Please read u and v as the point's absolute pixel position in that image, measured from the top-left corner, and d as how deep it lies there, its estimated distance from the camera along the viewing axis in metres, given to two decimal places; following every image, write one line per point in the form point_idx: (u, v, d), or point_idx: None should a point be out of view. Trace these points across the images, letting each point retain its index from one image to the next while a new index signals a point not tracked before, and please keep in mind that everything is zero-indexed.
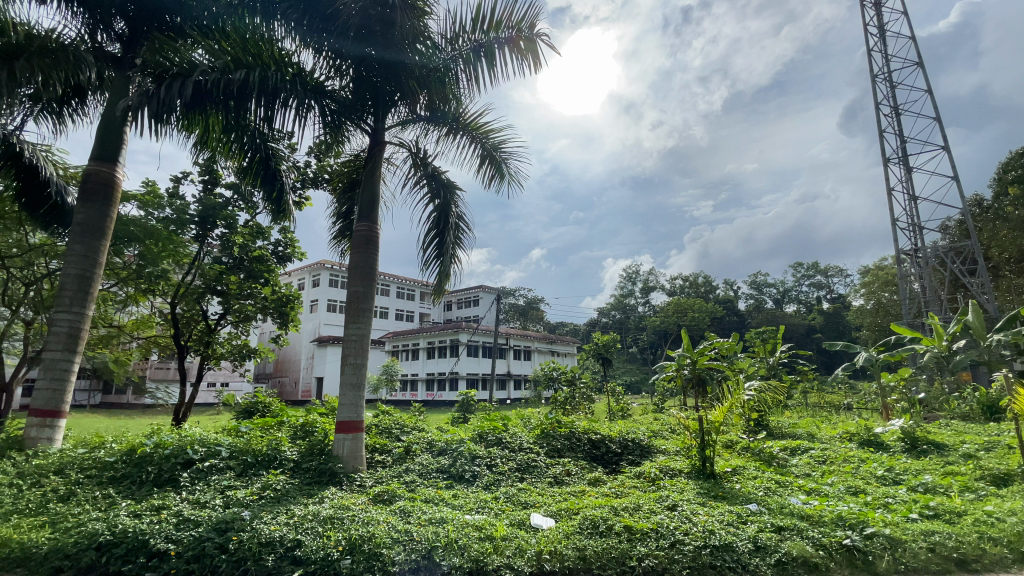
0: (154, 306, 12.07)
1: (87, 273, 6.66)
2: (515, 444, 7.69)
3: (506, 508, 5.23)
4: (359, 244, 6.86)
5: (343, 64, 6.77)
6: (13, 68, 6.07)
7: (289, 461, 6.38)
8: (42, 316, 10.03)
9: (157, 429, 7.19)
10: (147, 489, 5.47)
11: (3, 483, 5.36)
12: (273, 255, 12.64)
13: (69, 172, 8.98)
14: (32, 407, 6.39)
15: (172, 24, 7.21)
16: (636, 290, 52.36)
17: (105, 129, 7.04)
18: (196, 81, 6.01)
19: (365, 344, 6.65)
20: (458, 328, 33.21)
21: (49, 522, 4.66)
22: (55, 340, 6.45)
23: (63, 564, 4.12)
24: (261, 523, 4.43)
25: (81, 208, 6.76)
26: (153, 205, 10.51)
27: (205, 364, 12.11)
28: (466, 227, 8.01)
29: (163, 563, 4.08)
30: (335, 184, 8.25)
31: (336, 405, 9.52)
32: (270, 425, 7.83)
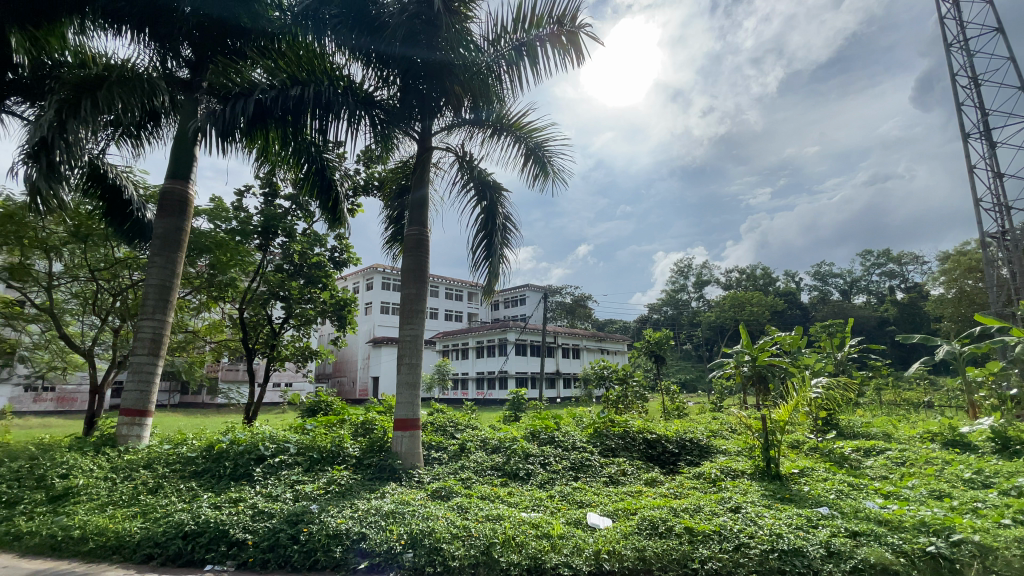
0: (225, 312, 12.89)
1: (166, 283, 7.22)
2: (569, 443, 7.65)
3: (562, 507, 5.21)
4: (410, 247, 7.05)
5: (390, 73, 6.99)
6: (97, 99, 6.65)
7: (351, 457, 6.66)
8: (127, 324, 10.94)
9: (230, 427, 7.69)
10: (226, 482, 5.87)
11: (100, 477, 5.91)
12: (330, 260, 13.23)
13: (147, 191, 9.80)
14: (123, 407, 7.01)
15: (233, 47, 7.75)
16: (689, 285, 50.70)
17: (178, 150, 7.61)
18: (256, 100, 6.39)
19: (420, 345, 6.82)
20: (506, 326, 33.41)
21: (140, 513, 5.09)
22: (141, 346, 7.05)
23: (153, 551, 4.48)
24: (328, 516, 4.65)
25: (160, 224, 7.33)
26: (221, 218, 11.26)
27: (271, 366, 12.79)
28: (513, 226, 8.06)
29: (242, 552, 4.37)
30: (386, 191, 8.52)
31: (393, 404, 9.83)
32: (333, 423, 8.18)
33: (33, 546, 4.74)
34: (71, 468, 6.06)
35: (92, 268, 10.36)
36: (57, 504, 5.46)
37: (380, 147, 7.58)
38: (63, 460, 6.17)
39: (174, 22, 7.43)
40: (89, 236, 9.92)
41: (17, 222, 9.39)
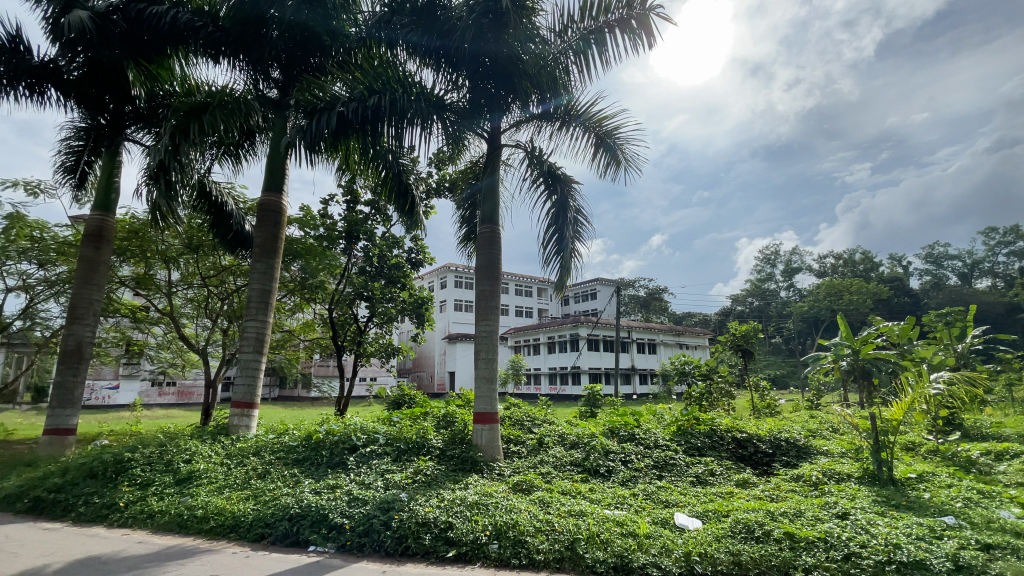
0: (315, 312, 13.87)
1: (267, 286, 7.89)
2: (650, 441, 7.42)
3: (647, 506, 5.07)
4: (483, 244, 7.16)
5: (459, 76, 7.13)
6: (203, 123, 7.36)
7: (435, 449, 6.90)
8: (234, 325, 12.13)
9: (325, 419, 8.25)
10: (324, 469, 6.32)
11: (217, 462, 6.60)
12: (408, 261, 13.81)
13: (246, 204, 10.76)
14: (234, 399, 7.76)
15: (316, 65, 8.33)
16: (777, 274, 47.22)
17: (272, 164, 8.26)
18: (338, 113, 6.77)
19: (496, 340, 6.91)
20: (578, 321, 33.04)
21: (251, 496, 5.62)
22: (247, 344, 7.75)
23: (264, 531, 4.91)
24: (417, 505, 4.86)
25: (259, 232, 8.02)
26: (310, 226, 12.13)
27: (358, 361, 13.60)
28: (585, 220, 7.94)
29: (340, 535, 4.67)
30: (458, 191, 8.70)
31: (472, 398, 10.08)
32: (416, 415, 8.55)
33: (165, 522, 5.36)
34: (193, 454, 6.80)
35: (202, 276, 11.55)
36: (182, 486, 6.15)
37: (451, 148, 7.75)
38: (186, 447, 6.93)
39: (264, 46, 8.05)
40: (200, 247, 11.07)
41: (142, 237, 10.66)
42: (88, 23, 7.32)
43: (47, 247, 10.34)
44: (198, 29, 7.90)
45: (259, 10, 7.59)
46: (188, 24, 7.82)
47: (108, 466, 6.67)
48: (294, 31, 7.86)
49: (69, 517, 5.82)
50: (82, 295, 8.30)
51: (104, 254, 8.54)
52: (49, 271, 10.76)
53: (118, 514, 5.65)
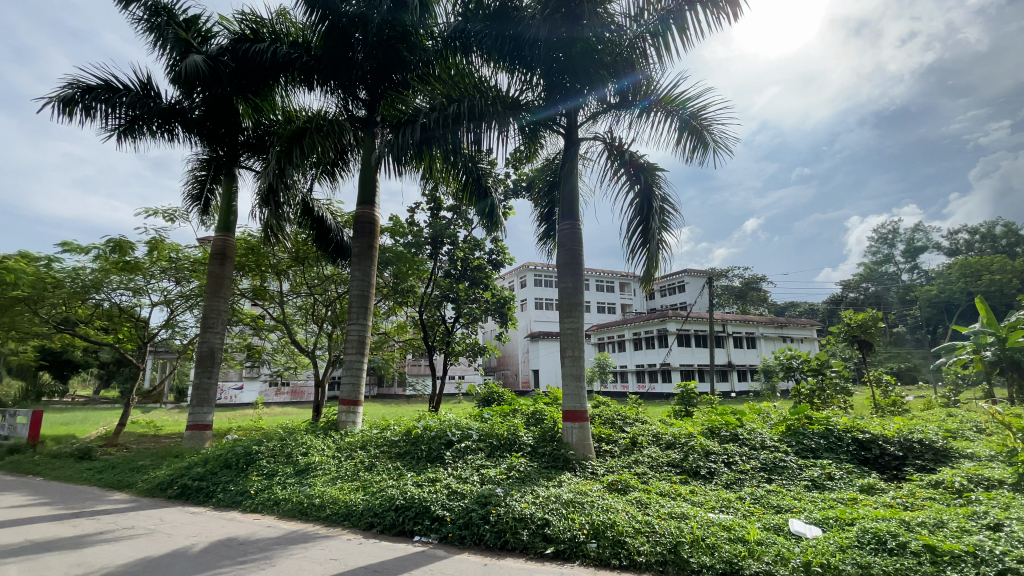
0: (408, 315, 14.63)
1: (365, 293, 8.46)
2: (756, 441, 6.94)
3: (756, 510, 4.74)
4: (565, 241, 7.10)
5: (534, 75, 7.17)
6: (303, 146, 8.06)
7: (527, 445, 6.98)
8: (336, 329, 13.16)
9: (422, 415, 8.66)
10: (423, 463, 6.64)
11: (330, 455, 7.20)
12: (490, 262, 14.13)
13: (342, 218, 11.61)
14: (341, 397, 8.41)
15: (398, 80, 8.80)
16: (897, 255, 42.00)
17: (364, 179, 8.84)
18: (421, 124, 7.10)
19: (581, 338, 6.82)
20: (666, 315, 31.78)
21: (361, 487, 6.06)
22: (350, 347, 8.36)
23: (374, 520, 5.26)
24: (513, 500, 4.96)
25: (355, 243, 8.62)
26: (399, 234, 12.81)
27: (448, 360, 14.16)
28: (671, 208, 7.62)
29: (443, 527, 4.89)
30: (536, 190, 8.73)
31: (560, 396, 10.06)
32: (506, 412, 8.73)
33: (288, 509, 5.92)
34: (309, 447, 7.47)
35: (308, 285, 12.65)
36: (302, 476, 6.77)
37: (528, 147, 7.83)
38: (302, 441, 7.63)
39: (352, 70, 8.62)
40: (306, 259, 12.14)
41: (257, 253, 11.84)
42: (202, 66, 8.32)
43: (182, 266, 11.83)
44: (294, 60, 8.70)
45: (346, 35, 8.20)
46: (286, 57, 8.64)
47: (240, 457, 7.51)
48: (377, 51, 8.38)
49: (210, 501, 6.63)
50: (212, 307, 9.44)
51: (227, 270, 9.64)
52: (184, 286, 12.36)
53: (249, 501, 6.34)
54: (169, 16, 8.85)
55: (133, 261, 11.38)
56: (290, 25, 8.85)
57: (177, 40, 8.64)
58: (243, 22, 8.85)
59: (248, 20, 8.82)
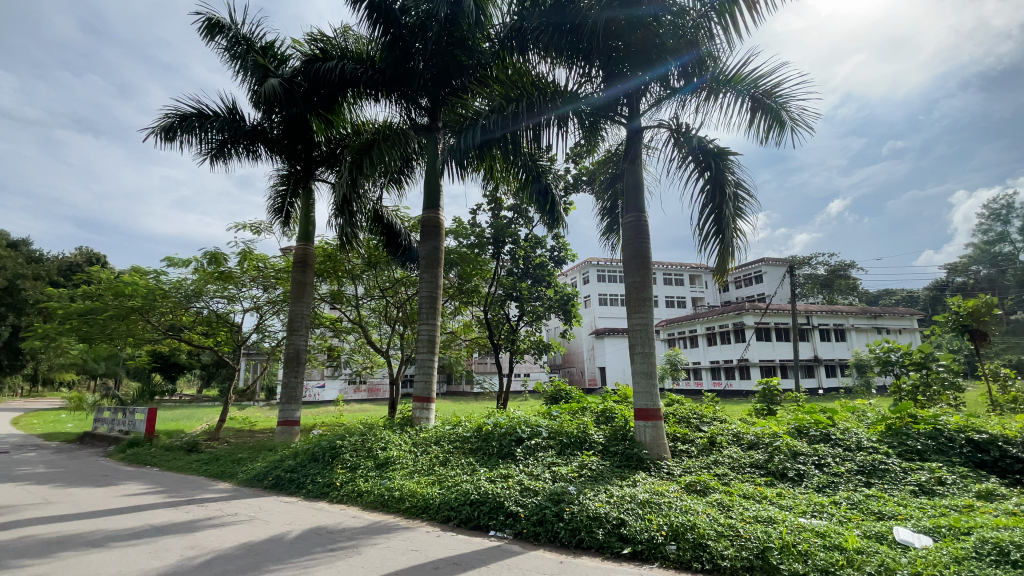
0: (473, 314, 14.89)
1: (433, 294, 8.75)
2: (851, 442, 6.41)
3: (854, 516, 4.38)
4: (631, 234, 6.91)
5: (592, 68, 7.05)
6: (372, 156, 8.44)
7: (598, 444, 6.89)
8: (407, 329, 13.71)
9: (491, 412, 8.80)
10: (495, 459, 6.75)
11: (407, 450, 7.52)
12: (552, 259, 14.08)
13: (409, 222, 12.04)
14: (415, 394, 8.71)
15: (457, 85, 8.98)
16: (1013, 232, 37.10)
17: (429, 183, 9.11)
18: (481, 125, 7.18)
19: (652, 333, 6.62)
20: (742, 308, 30.20)
21: (437, 481, 6.27)
22: (421, 346, 8.65)
23: (450, 513, 5.42)
24: (586, 499, 4.94)
25: (423, 246, 8.91)
26: (462, 235, 13.10)
27: (514, 358, 14.26)
28: (746, 193, 7.22)
29: (517, 522, 4.94)
30: (598, 184, 8.60)
31: (630, 393, 9.83)
32: (576, 410, 8.67)
33: (370, 501, 6.25)
34: (387, 442, 7.84)
35: (380, 288, 13.28)
36: (382, 469, 7.12)
37: (588, 141, 7.69)
38: (381, 436, 8.01)
39: (413, 78, 8.88)
40: (377, 263, 12.73)
41: (334, 259, 12.57)
42: (279, 88, 8.92)
43: (269, 274, 12.82)
44: (360, 75, 9.16)
45: (406, 46, 8.51)
46: (353, 73, 9.12)
47: (326, 451, 8.02)
48: (436, 58, 8.57)
49: (302, 492, 7.13)
50: (297, 312, 10.15)
51: (309, 277, 10.33)
52: (271, 293, 13.39)
53: (335, 492, 6.75)
54: (248, 45, 9.59)
55: (227, 271, 12.47)
56: (355, 42, 9.37)
57: (257, 66, 9.35)
58: (313, 43, 9.43)
59: (318, 41, 9.39)
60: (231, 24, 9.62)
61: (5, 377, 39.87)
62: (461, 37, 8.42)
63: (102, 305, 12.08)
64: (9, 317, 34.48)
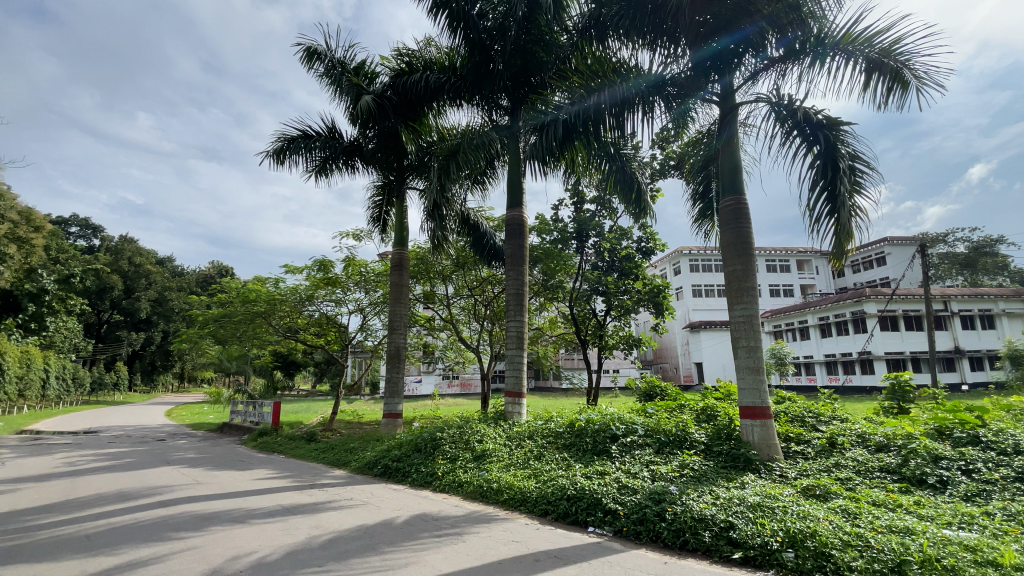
0: (559, 310, 14.85)
1: (520, 291, 8.86)
2: (1007, 445, 5.50)
3: (1015, 530, 3.75)
4: (729, 220, 6.47)
5: (679, 48, 6.67)
6: (459, 161, 8.76)
7: (699, 443, 6.57)
8: (495, 326, 14.07)
9: (583, 408, 8.73)
10: (590, 456, 6.68)
11: (502, 443, 7.70)
12: (639, 251, 13.63)
13: (494, 222, 12.33)
14: (506, 389, 8.89)
15: (537, 82, 8.98)
16: None
17: (513, 182, 9.23)
18: (562, 121, 7.13)
19: (757, 326, 6.17)
20: (862, 295, 27.11)
21: (533, 475, 6.35)
22: (510, 343, 8.81)
23: (547, 507, 5.45)
24: (690, 499, 4.73)
25: (509, 245, 9.06)
26: (546, 231, 13.12)
27: (603, 354, 14.01)
28: (865, 166, 6.46)
29: (616, 520, 4.85)
30: (688, 169, 8.17)
31: (733, 390, 9.22)
32: (672, 407, 8.33)
33: (470, 491, 6.49)
34: (483, 435, 8.09)
35: (469, 287, 13.74)
36: (479, 461, 7.36)
37: (676, 125, 7.40)
38: (477, 429, 8.29)
39: (493, 80, 9.04)
40: (465, 263, 13.16)
41: (425, 262, 13.23)
42: (372, 104, 9.53)
43: (369, 278, 13.81)
44: (444, 84, 9.56)
45: (485, 50, 8.70)
46: (437, 82, 9.54)
47: (427, 442, 8.47)
48: (515, 58, 8.62)
49: (407, 480, 7.60)
50: (396, 312, 10.81)
51: (404, 279, 10.94)
52: (371, 296, 14.40)
53: (437, 481, 7.11)
54: (343, 67, 10.35)
55: (333, 276, 13.62)
56: (438, 52, 9.76)
57: (351, 86, 10.08)
58: (400, 58, 9.96)
59: (404, 55, 9.90)
60: (327, 50, 10.45)
61: (162, 375, 46.87)
62: (539, 33, 8.37)
63: (233, 311, 13.73)
64: (162, 323, 40.41)
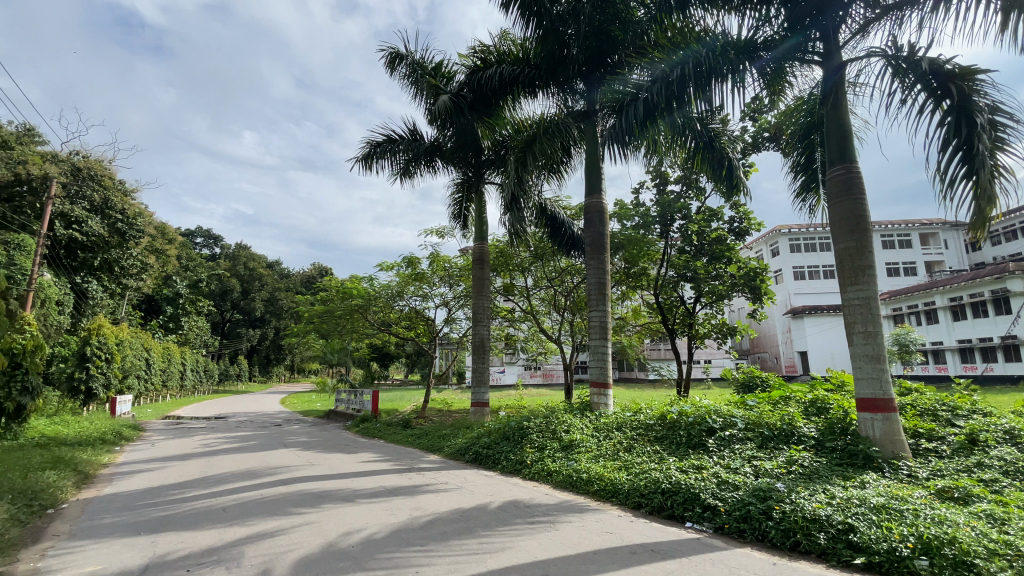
0: (643, 298, 14.37)
1: (602, 279, 8.68)
2: None
3: None
4: (839, 192, 5.83)
5: (770, 8, 6.04)
6: (536, 152, 8.79)
7: (809, 438, 6.04)
8: (577, 316, 13.96)
9: (674, 399, 8.38)
10: (684, 449, 6.39)
11: (590, 434, 7.61)
12: (731, 232, 12.75)
13: (572, 211, 12.18)
14: (591, 380, 8.76)
15: (614, 62, 8.74)
16: None
17: (591, 169, 9.03)
18: (644, 100, 6.81)
19: (875, 308, 5.55)
20: (1004, 271, 23.34)
21: (623, 467, 6.21)
22: (594, 333, 8.68)
23: (641, 500, 5.30)
24: (801, 498, 4.36)
25: (588, 233, 8.89)
26: (627, 217, 12.72)
27: (693, 343, 13.35)
28: (1010, 118, 5.52)
29: (716, 516, 4.60)
30: (787, 139, 7.49)
31: (846, 381, 8.37)
32: (776, 400, 7.73)
33: (560, 481, 6.49)
34: (570, 426, 8.04)
35: (548, 278, 13.71)
36: (567, 451, 7.35)
37: (770, 93, 6.81)
38: (564, 419, 8.26)
39: (568, 65, 8.87)
40: (544, 254, 13.12)
41: (505, 254, 13.44)
42: (450, 103, 9.75)
43: (453, 272, 14.29)
44: (518, 75, 9.59)
45: (558, 35, 8.37)
46: (511, 74, 9.58)
47: (515, 431, 8.59)
48: (591, 40, 8.45)
49: (497, 467, 7.78)
50: (479, 305, 11.07)
51: (486, 273, 11.16)
52: (455, 290, 14.88)
53: (527, 469, 7.19)
54: (422, 69, 10.69)
55: (420, 272, 14.29)
56: (512, 44, 9.77)
57: (429, 87, 10.39)
58: (475, 55, 10.08)
59: (479, 51, 10.02)
60: (407, 54, 10.85)
61: (275, 367, 52.13)
62: (614, 11, 8.09)
63: (334, 307, 14.87)
64: (273, 321, 44.89)
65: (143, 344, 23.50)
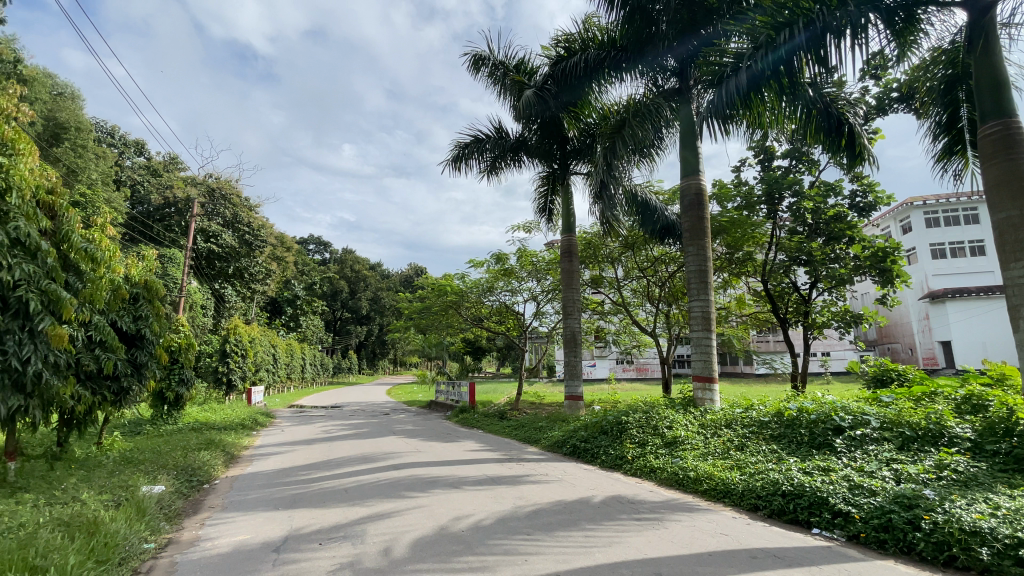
0: (748, 286, 13.36)
1: (703, 267, 8.18)
2: None
3: None
4: (996, 151, 4.93)
5: None
6: (625, 137, 8.50)
7: (965, 440, 5.21)
8: (674, 307, 13.36)
9: (790, 394, 7.68)
10: (807, 449, 5.83)
11: (696, 431, 7.24)
12: (852, 208, 11.40)
13: (665, 196, 11.63)
14: (694, 374, 8.32)
15: (707, 34, 8.15)
16: None
17: (687, 149, 8.53)
18: (746, 69, 6.27)
19: None
20: None
21: (735, 467, 5.82)
22: (695, 323, 8.23)
23: (758, 502, 4.93)
24: (956, 508, 3.77)
25: (685, 217, 8.42)
26: (727, 198, 11.88)
27: (809, 334, 12.12)
28: None
29: (850, 524, 4.13)
30: (921, 98, 6.49)
31: (1011, 374, 7.09)
32: (918, 397, 6.76)
33: (665, 478, 6.24)
34: (673, 421, 7.71)
35: (641, 268, 13.23)
36: (671, 448, 7.04)
37: (897, 47, 5.95)
38: (666, 415, 7.93)
39: (657, 43, 8.43)
40: (636, 243, 12.69)
41: (594, 245, 13.22)
42: (534, 97, 9.74)
43: (542, 266, 14.33)
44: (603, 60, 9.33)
45: (646, 12, 8.05)
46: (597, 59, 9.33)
47: (613, 425, 8.41)
48: (681, 13, 7.96)
49: (597, 461, 7.68)
50: (569, 297, 10.98)
51: (575, 264, 11.02)
52: (545, 284, 14.92)
53: (629, 465, 7.01)
54: (506, 67, 10.81)
55: (509, 267, 14.53)
56: (596, 29, 9.52)
57: (514, 83, 10.49)
58: (558, 45, 9.95)
59: (562, 41, 9.87)
60: (490, 54, 11.03)
61: (380, 360, 56.17)
62: None
63: (431, 303, 15.63)
64: (377, 318, 48.29)
65: (271, 341, 26.51)
